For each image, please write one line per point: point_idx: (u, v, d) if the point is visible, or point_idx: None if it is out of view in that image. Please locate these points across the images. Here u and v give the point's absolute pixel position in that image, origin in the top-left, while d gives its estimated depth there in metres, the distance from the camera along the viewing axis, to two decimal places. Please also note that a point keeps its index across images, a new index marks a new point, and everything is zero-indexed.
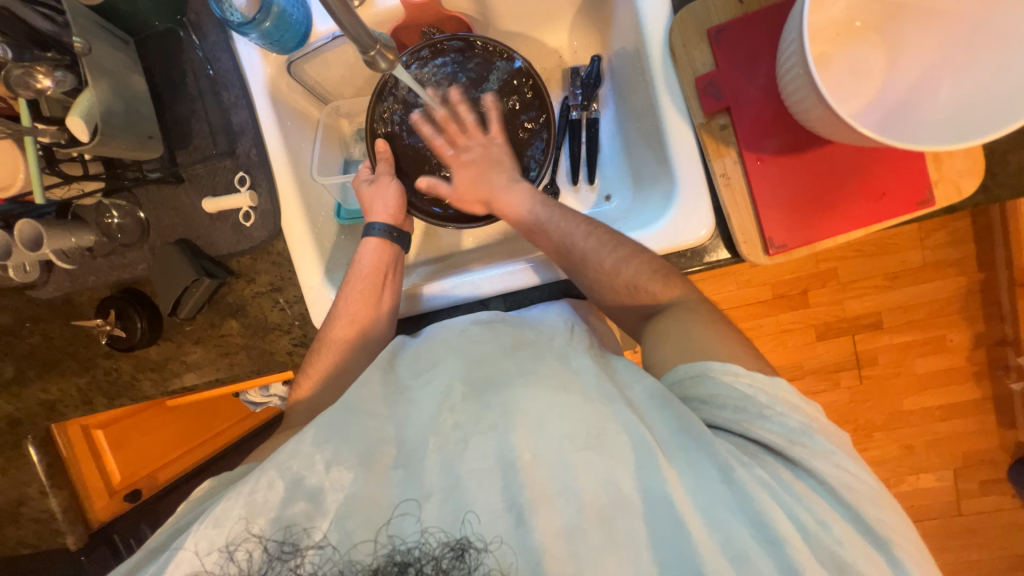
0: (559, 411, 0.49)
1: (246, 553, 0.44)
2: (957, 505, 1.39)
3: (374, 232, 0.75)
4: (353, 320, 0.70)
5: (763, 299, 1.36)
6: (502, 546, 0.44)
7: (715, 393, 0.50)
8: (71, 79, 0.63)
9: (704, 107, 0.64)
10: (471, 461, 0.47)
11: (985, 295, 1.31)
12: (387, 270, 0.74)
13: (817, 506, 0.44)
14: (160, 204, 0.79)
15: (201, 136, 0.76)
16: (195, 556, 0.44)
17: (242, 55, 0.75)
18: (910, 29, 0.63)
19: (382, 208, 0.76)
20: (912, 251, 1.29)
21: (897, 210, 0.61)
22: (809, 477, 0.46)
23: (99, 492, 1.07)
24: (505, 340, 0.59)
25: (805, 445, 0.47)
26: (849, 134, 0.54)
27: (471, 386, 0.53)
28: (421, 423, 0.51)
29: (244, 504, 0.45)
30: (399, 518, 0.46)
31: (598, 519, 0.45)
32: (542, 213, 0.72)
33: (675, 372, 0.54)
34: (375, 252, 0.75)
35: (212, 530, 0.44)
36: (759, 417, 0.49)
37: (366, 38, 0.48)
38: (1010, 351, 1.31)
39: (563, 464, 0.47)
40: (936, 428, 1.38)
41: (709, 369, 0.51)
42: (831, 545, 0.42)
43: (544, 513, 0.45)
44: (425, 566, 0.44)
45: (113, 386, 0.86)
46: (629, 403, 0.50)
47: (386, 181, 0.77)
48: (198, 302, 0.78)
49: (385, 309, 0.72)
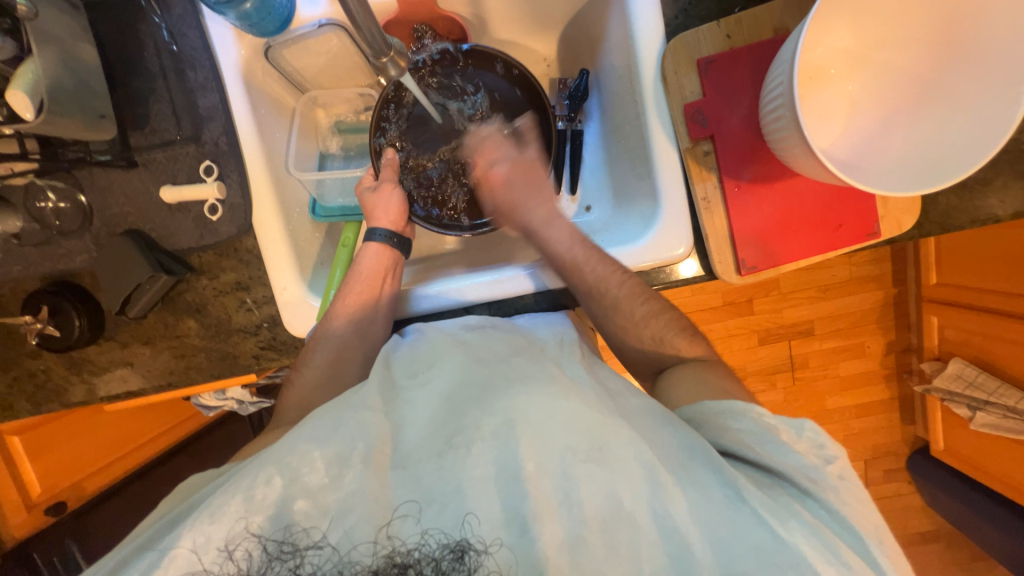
0: (562, 421, 0.49)
1: (245, 552, 0.44)
2: (867, 491, 1.58)
3: (376, 238, 0.73)
4: (352, 317, 0.69)
5: (714, 306, 1.46)
6: (503, 549, 0.45)
7: (730, 422, 0.56)
8: (11, 45, 0.54)
9: (690, 134, 0.68)
10: (472, 468, 0.47)
11: (899, 308, 1.49)
12: (386, 274, 0.73)
13: (827, 534, 0.47)
14: (108, 189, 0.71)
15: (161, 118, 0.70)
16: (191, 553, 0.43)
17: (213, 34, 0.69)
18: (868, 81, 0.70)
19: (383, 215, 0.74)
20: (842, 268, 1.44)
21: (851, 239, 0.69)
22: (813, 503, 0.49)
23: (14, 505, 1.03)
24: (500, 346, 0.61)
25: (813, 478, 0.51)
26: (820, 171, 0.59)
27: (471, 391, 0.53)
28: (415, 427, 0.51)
29: (242, 500, 0.45)
30: (400, 520, 0.46)
31: (600, 531, 0.46)
32: (550, 232, 0.74)
33: (699, 405, 0.59)
34: (375, 256, 0.73)
35: (210, 525, 0.44)
36: (780, 449, 0.53)
37: (379, 43, 0.46)
38: (914, 358, 1.51)
39: (565, 475, 0.48)
40: (854, 424, 1.56)
41: (733, 407, 0.57)
42: (840, 568, 0.44)
43: (549, 523, 0.46)
44: (425, 568, 0.44)
45: (40, 390, 0.77)
46: (624, 416, 0.53)
47: (388, 190, 0.75)
48: (151, 300, 0.71)
49: (382, 311, 0.71)
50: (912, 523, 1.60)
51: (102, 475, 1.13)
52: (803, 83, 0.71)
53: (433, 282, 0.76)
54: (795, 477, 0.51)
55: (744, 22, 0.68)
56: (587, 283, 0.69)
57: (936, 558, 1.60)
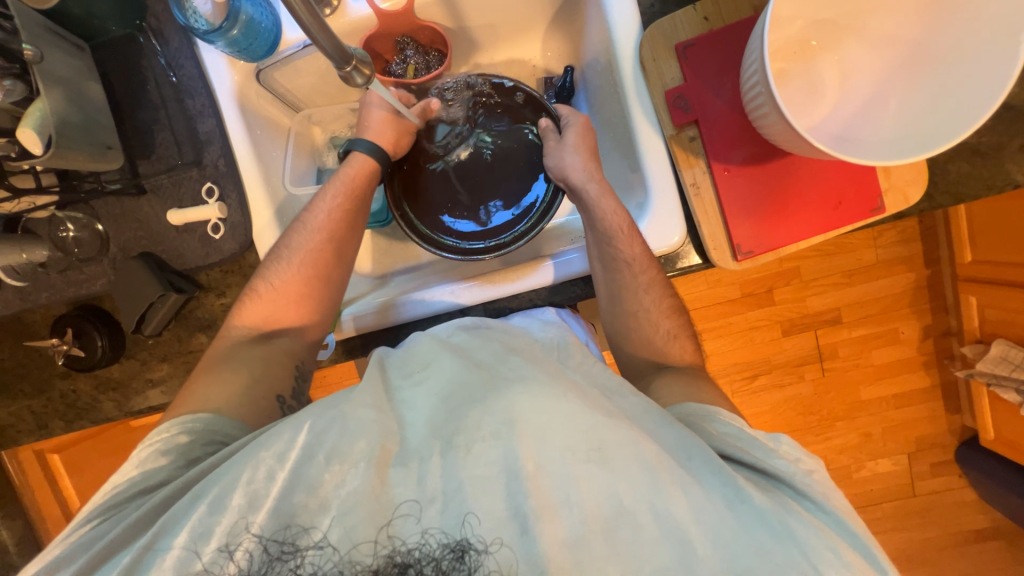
0: (561, 421, 0.49)
1: (245, 552, 0.45)
2: (913, 487, 1.49)
3: (361, 147, 0.74)
4: (330, 234, 0.71)
5: (731, 298, 1.42)
6: (504, 548, 0.45)
7: (717, 428, 0.56)
8: (21, 88, 0.59)
9: (674, 120, 0.67)
10: (473, 468, 0.47)
11: (932, 289, 1.40)
12: (364, 192, 0.74)
13: (827, 534, 0.47)
14: (121, 216, 0.75)
15: (165, 146, 0.74)
16: (187, 547, 0.46)
17: (207, 63, 0.73)
18: (859, 50, 0.68)
19: (384, 130, 0.75)
20: (866, 250, 1.38)
21: (853, 216, 0.66)
22: (806, 500, 0.50)
23: (56, 518, 1.03)
24: (497, 346, 0.61)
25: (803, 479, 0.51)
26: (807, 148, 0.58)
27: (471, 391, 0.53)
28: (416, 426, 0.52)
29: (243, 495, 0.47)
30: (400, 519, 0.46)
31: (601, 530, 0.46)
32: (603, 211, 0.68)
33: (682, 407, 0.59)
34: (357, 170, 0.73)
35: (209, 517, 0.46)
36: (766, 451, 0.53)
37: (339, 55, 0.48)
38: (954, 341, 1.42)
39: (565, 474, 0.47)
40: (892, 415, 1.47)
41: (717, 411, 0.58)
42: (840, 567, 0.45)
43: (550, 521, 0.45)
44: (425, 567, 0.45)
45: (71, 408, 0.82)
46: (627, 417, 0.51)
47: (402, 121, 0.77)
48: (165, 318, 0.75)
49: (357, 231, 0.74)
50: (965, 519, 1.49)
51: None
52: (790, 59, 0.69)
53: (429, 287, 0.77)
54: (789, 479, 0.51)
55: (720, 3, 0.67)
56: (628, 283, 0.67)
57: (996, 557, 1.48)
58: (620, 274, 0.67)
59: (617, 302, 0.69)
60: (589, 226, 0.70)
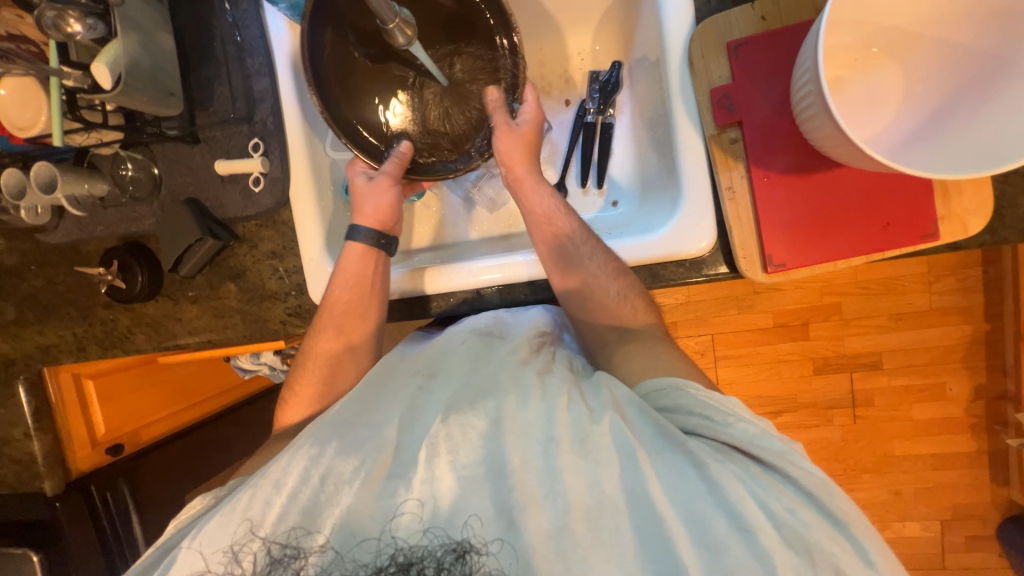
0: (545, 421, 0.53)
1: (252, 558, 0.50)
2: (942, 559, 1.37)
3: (358, 235, 0.74)
4: (341, 327, 0.73)
5: (762, 326, 1.35)
6: (501, 544, 0.49)
7: (678, 403, 0.55)
8: (102, 28, 0.64)
9: (716, 119, 0.64)
10: (462, 468, 0.52)
11: (991, 346, 1.28)
12: (370, 275, 0.74)
13: (786, 495, 0.49)
14: (175, 161, 0.80)
15: (221, 100, 0.78)
16: (198, 556, 0.51)
17: (271, 26, 0.77)
18: (927, 64, 0.63)
19: (370, 211, 0.73)
20: (918, 294, 1.28)
21: (900, 239, 0.61)
22: (772, 469, 0.51)
23: (82, 442, 1.05)
24: (497, 350, 0.62)
25: (763, 446, 0.51)
26: (856, 156, 0.54)
27: (463, 396, 0.57)
28: (411, 433, 0.55)
29: (243, 522, 0.51)
30: (400, 518, 0.51)
31: (585, 519, 0.50)
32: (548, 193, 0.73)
33: (642, 385, 0.59)
34: (357, 258, 0.73)
35: (213, 538, 0.51)
36: (723, 423, 0.53)
37: (387, 11, 0.50)
38: (1009, 407, 1.29)
39: (550, 468, 0.51)
40: (928, 476, 1.35)
41: (677, 384, 0.57)
42: (796, 527, 0.47)
43: (534, 515, 0.50)
44: (427, 564, 0.49)
45: (108, 336, 0.88)
46: (612, 408, 0.53)
47: (380, 186, 0.72)
48: (200, 261, 0.79)
49: (370, 320, 0.74)
50: None
51: (160, 425, 1.25)
52: (850, 65, 0.65)
53: (473, 260, 0.76)
54: (748, 447, 0.51)
55: (781, 3, 0.64)
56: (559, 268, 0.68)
57: None
58: (557, 262, 0.69)
59: (630, 300, 0.67)
60: (552, 242, 0.69)
